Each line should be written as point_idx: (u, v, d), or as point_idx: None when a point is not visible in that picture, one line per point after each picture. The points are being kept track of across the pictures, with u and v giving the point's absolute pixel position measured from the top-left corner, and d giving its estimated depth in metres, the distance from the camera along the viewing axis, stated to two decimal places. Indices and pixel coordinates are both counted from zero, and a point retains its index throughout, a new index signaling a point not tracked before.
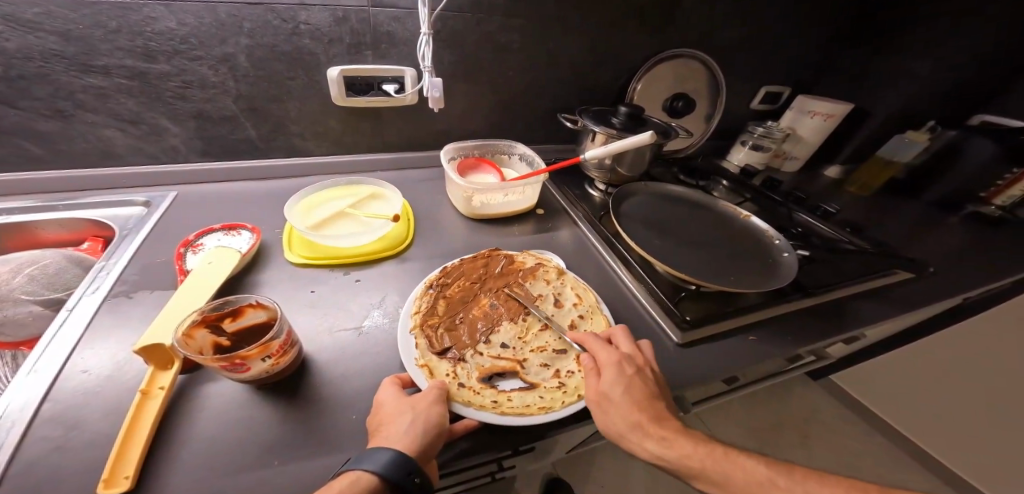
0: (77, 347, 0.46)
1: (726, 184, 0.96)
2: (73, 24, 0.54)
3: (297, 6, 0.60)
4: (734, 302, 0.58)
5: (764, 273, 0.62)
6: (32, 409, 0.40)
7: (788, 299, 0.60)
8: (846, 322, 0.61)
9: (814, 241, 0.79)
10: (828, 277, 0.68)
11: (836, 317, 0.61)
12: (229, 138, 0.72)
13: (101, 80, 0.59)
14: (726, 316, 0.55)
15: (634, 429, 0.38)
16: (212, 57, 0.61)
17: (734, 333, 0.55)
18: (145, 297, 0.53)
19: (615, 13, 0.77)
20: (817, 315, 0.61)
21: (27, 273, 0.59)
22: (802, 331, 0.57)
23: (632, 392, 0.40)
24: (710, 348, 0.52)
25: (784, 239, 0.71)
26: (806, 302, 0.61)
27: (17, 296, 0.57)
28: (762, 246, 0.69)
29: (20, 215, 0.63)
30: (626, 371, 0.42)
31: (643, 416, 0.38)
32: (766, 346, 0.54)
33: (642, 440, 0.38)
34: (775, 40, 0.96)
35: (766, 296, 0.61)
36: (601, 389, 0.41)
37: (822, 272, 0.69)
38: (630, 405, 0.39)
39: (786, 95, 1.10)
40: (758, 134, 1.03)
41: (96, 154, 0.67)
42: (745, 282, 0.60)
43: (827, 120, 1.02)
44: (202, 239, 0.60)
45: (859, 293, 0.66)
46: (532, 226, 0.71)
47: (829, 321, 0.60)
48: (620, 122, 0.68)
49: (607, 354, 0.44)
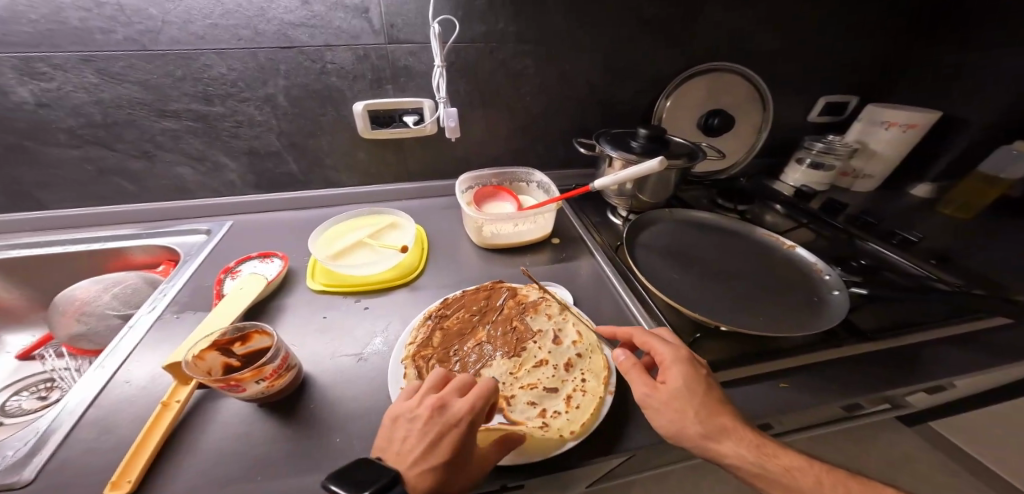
0: (134, 352, 0.51)
1: (780, 208, 0.86)
2: (150, 74, 0.63)
3: (323, 48, 0.65)
4: (764, 345, 0.51)
5: (800, 314, 0.54)
6: (81, 410, 0.43)
7: (835, 345, 0.51)
8: (919, 372, 0.49)
9: (879, 276, 0.67)
10: (892, 320, 0.56)
11: (904, 363, 0.50)
12: (274, 172, 0.79)
13: (174, 123, 0.69)
14: (748, 361, 0.48)
15: (725, 434, 0.36)
16: (257, 98, 0.68)
17: (762, 379, 0.47)
18: (188, 317, 0.57)
19: (638, 27, 0.74)
20: (879, 362, 0.50)
21: (113, 291, 0.68)
22: (859, 380, 0.47)
23: (710, 391, 0.39)
24: (733, 394, 0.45)
25: (837, 273, 0.62)
26: (862, 347, 0.51)
27: (104, 311, 0.66)
28: (804, 281, 0.61)
29: (113, 243, 0.73)
30: (698, 372, 0.40)
31: (734, 422, 0.37)
32: (809, 397, 0.45)
33: (738, 446, 0.36)
34: (835, 42, 0.85)
35: (812, 338, 0.52)
36: (672, 387, 0.39)
37: (884, 313, 0.58)
38: (714, 408, 0.38)
39: (853, 105, 0.97)
40: (817, 150, 0.90)
41: (171, 188, 0.77)
42: (776, 325, 0.52)
43: (905, 132, 0.87)
44: (241, 266, 0.65)
45: (939, 338, 0.54)
46: (548, 256, 0.68)
47: (892, 369, 0.49)
48: (640, 145, 0.64)
49: (671, 349, 0.42)
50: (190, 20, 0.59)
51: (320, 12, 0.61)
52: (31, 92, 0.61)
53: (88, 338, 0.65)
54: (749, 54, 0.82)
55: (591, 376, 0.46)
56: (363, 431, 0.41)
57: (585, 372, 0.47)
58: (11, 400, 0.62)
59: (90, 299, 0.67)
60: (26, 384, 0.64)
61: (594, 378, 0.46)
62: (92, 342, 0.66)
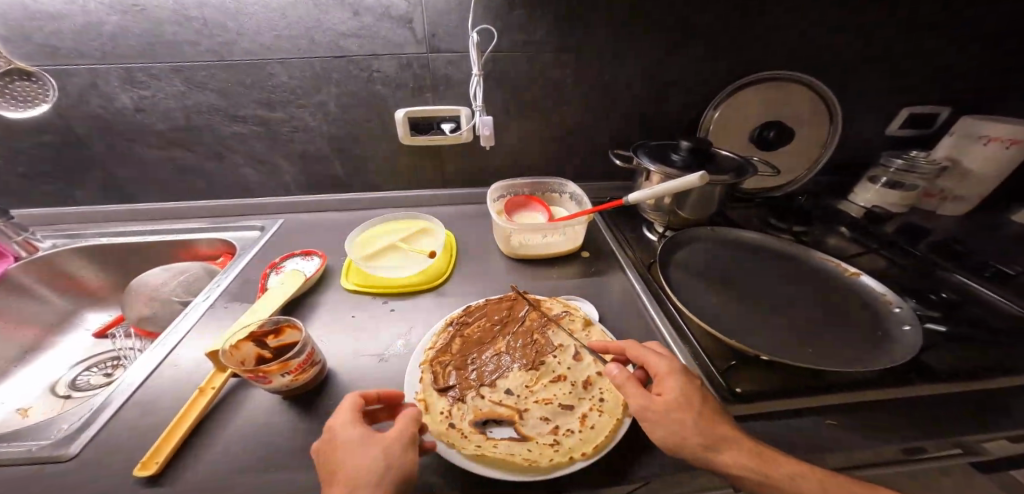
0: (185, 337, 0.55)
1: (845, 231, 0.77)
2: (224, 83, 0.70)
3: (371, 57, 0.68)
4: (816, 380, 0.45)
5: (859, 348, 0.48)
6: (133, 389, 0.47)
7: (902, 385, 0.44)
8: (1013, 427, 0.41)
9: (964, 311, 0.58)
10: (979, 362, 0.48)
11: (993, 416, 0.43)
12: (323, 175, 0.84)
13: (242, 127, 0.76)
14: (793, 396, 0.43)
15: (727, 443, 0.34)
16: (311, 104, 0.74)
17: (803, 415, 0.42)
18: (234, 308, 0.61)
19: (690, 32, 0.70)
20: (959, 410, 0.43)
21: (179, 279, 0.76)
22: (933, 430, 0.41)
23: (706, 401, 0.36)
24: (777, 432, 0.40)
25: (909, 305, 0.54)
26: (935, 390, 0.44)
27: (170, 297, 0.73)
28: (866, 313, 0.54)
29: (184, 235, 0.81)
30: (695, 383, 0.38)
31: (733, 432, 0.35)
32: (867, 443, 0.39)
33: (740, 455, 0.33)
34: (926, 44, 0.75)
35: (876, 378, 0.45)
36: (671, 397, 0.36)
37: (969, 353, 0.49)
38: (711, 418, 0.35)
39: (945, 116, 0.84)
40: (896, 168, 0.80)
41: (235, 187, 0.85)
42: (831, 360, 0.45)
43: (1008, 147, 0.75)
44: (285, 262, 0.69)
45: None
46: (578, 269, 0.66)
47: (969, 415, 0.42)
48: (681, 159, 0.61)
49: (665, 360, 0.39)
50: (260, 32, 0.65)
51: (369, 23, 0.65)
52: (131, 98, 0.71)
53: (150, 321, 0.73)
54: (816, 59, 0.75)
55: (611, 397, 0.44)
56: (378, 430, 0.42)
57: (603, 392, 0.45)
58: (82, 375, 0.70)
59: (159, 285, 0.74)
60: (97, 361, 0.72)
61: (613, 400, 0.43)
62: (155, 325, 0.73)
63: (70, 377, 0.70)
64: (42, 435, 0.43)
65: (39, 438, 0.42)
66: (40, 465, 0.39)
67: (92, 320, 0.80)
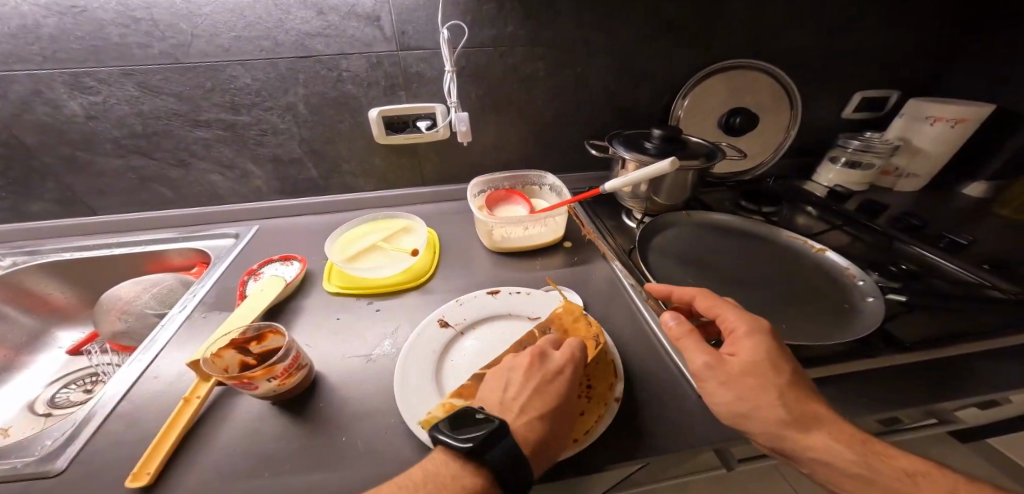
0: (163, 349, 0.54)
1: (812, 210, 0.82)
2: (183, 86, 0.67)
3: (338, 56, 0.67)
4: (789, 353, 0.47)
5: (826, 323, 0.51)
6: (111, 406, 0.46)
7: (870, 355, 0.47)
8: (968, 389, 0.45)
9: (922, 281, 0.62)
10: (935, 330, 0.52)
11: (953, 380, 0.46)
12: (298, 178, 0.82)
13: (206, 132, 0.73)
14: None
15: (817, 425, 0.35)
16: (279, 106, 0.72)
17: None
18: (214, 317, 0.59)
19: (656, 23, 0.71)
20: (921, 374, 0.46)
21: (151, 291, 0.73)
22: (893, 393, 0.44)
23: (786, 369, 0.38)
24: None
25: (872, 278, 0.58)
26: (902, 359, 0.47)
27: (144, 311, 0.71)
28: (835, 288, 0.57)
29: (153, 245, 0.78)
30: (773, 345, 0.40)
31: (822, 411, 0.36)
32: (838, 409, 0.42)
33: (829, 438, 0.34)
34: (875, 31, 0.79)
35: (841, 349, 0.48)
36: (745, 358, 0.39)
37: (926, 321, 0.53)
38: (800, 394, 0.37)
39: (895, 98, 0.89)
40: (853, 149, 0.85)
41: (206, 195, 0.82)
42: (800, 333, 0.49)
43: (955, 126, 0.80)
44: (263, 268, 0.67)
45: (994, 350, 0.49)
46: (561, 259, 0.67)
47: (932, 382, 0.45)
48: (654, 147, 0.62)
49: (740, 321, 0.41)
50: (217, 33, 0.63)
51: (335, 22, 0.64)
52: (80, 105, 0.67)
53: (126, 335, 0.70)
54: (775, 48, 0.78)
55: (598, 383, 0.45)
56: (371, 429, 0.42)
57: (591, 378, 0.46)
58: (61, 392, 0.68)
59: (131, 299, 0.71)
60: (73, 378, 0.70)
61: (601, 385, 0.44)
62: (130, 339, 0.70)
63: (47, 395, 0.67)
64: (25, 451, 0.42)
65: (21, 454, 0.41)
66: (26, 483, 0.39)
67: (63, 338, 0.77)
